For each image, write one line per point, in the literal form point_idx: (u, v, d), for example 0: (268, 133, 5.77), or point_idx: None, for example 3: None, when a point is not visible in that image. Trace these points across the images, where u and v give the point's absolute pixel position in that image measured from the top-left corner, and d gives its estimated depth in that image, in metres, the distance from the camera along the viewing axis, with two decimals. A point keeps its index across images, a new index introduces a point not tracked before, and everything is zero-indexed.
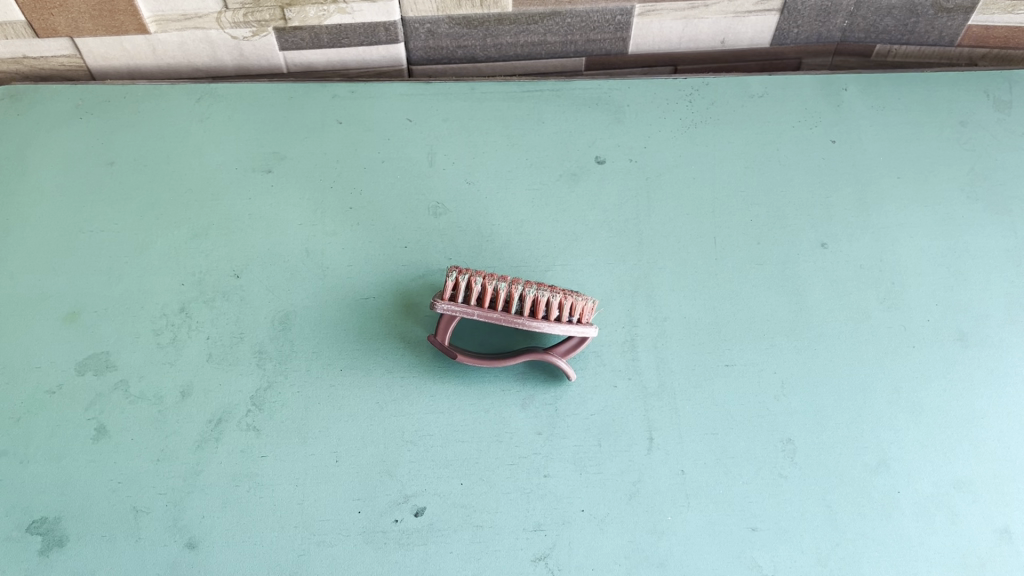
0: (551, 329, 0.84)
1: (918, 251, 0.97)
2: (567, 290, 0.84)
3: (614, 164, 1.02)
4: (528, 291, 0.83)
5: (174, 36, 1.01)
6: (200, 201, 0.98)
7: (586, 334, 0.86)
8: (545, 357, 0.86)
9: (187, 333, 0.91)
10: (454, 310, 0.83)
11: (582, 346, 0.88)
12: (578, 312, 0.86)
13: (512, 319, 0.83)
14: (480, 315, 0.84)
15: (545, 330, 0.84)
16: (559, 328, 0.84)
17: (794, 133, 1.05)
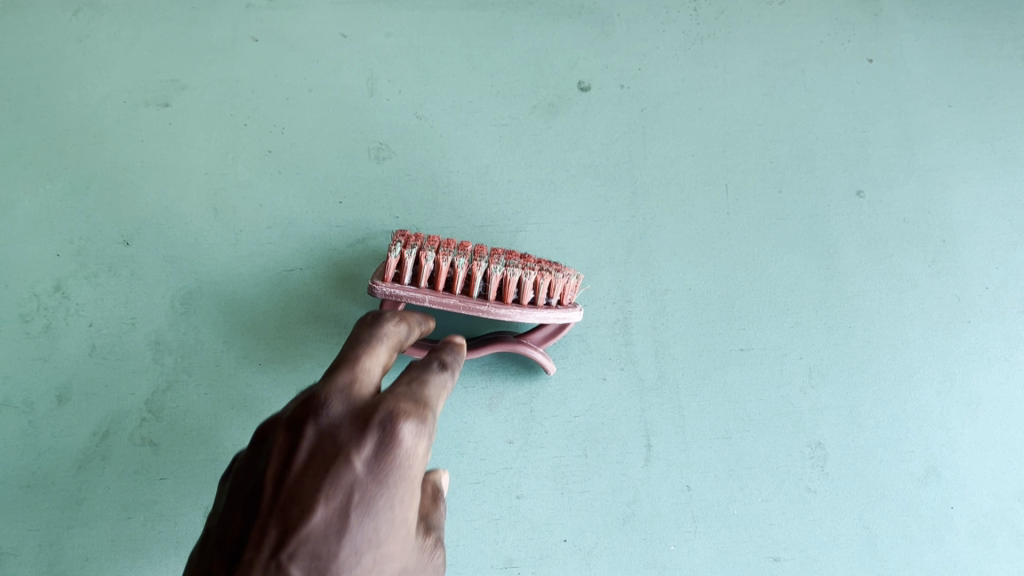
0: (527, 317, 0.64)
1: (973, 199, 0.79)
2: (544, 268, 0.64)
3: (601, 92, 0.81)
4: (494, 270, 0.64)
5: None
6: (79, 145, 0.78)
7: (566, 319, 0.67)
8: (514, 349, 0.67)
9: (64, 319, 0.72)
10: (397, 295, 0.63)
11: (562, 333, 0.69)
12: (558, 292, 0.67)
13: (474, 305, 0.63)
14: (434, 303, 0.63)
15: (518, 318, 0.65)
16: (533, 316, 0.65)
17: (823, 49, 0.84)
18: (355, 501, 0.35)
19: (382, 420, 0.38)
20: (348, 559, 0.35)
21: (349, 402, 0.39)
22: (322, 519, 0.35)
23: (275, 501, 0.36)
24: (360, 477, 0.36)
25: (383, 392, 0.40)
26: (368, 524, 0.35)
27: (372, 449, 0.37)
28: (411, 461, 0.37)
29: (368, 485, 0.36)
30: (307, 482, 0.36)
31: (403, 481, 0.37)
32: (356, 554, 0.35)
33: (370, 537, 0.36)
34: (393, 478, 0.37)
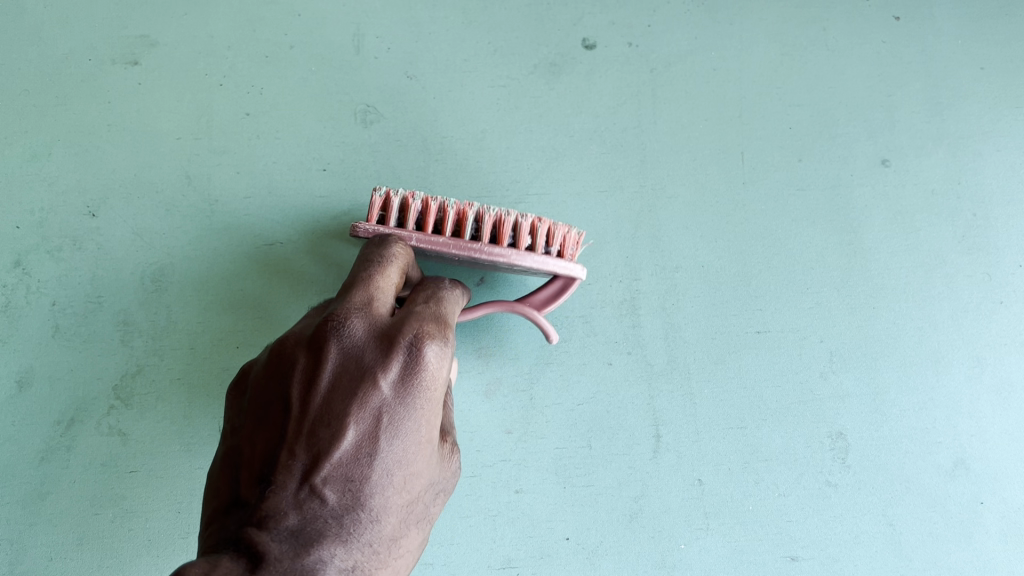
0: (522, 260, 0.56)
1: (1006, 169, 0.73)
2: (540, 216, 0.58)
3: (607, 50, 0.75)
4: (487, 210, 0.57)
5: None
6: (39, 106, 0.71)
7: (570, 272, 0.59)
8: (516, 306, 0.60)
9: (24, 297, 0.66)
10: (377, 235, 0.55)
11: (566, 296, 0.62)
12: (557, 242, 0.60)
13: (460, 244, 0.55)
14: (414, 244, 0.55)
15: (513, 263, 0.56)
16: (533, 261, 0.57)
17: (847, 4, 0.78)
18: (383, 424, 0.44)
19: (404, 347, 0.46)
20: (378, 475, 0.43)
21: (369, 325, 0.48)
22: (354, 441, 0.43)
23: (306, 422, 0.44)
24: (386, 401, 0.44)
25: (401, 317, 0.49)
26: (393, 439, 0.44)
27: (398, 373, 0.45)
28: (435, 381, 0.46)
29: (394, 407, 0.44)
30: (337, 399, 0.44)
31: (428, 396, 0.46)
32: (388, 463, 0.43)
33: (400, 454, 0.44)
34: (417, 396, 0.45)
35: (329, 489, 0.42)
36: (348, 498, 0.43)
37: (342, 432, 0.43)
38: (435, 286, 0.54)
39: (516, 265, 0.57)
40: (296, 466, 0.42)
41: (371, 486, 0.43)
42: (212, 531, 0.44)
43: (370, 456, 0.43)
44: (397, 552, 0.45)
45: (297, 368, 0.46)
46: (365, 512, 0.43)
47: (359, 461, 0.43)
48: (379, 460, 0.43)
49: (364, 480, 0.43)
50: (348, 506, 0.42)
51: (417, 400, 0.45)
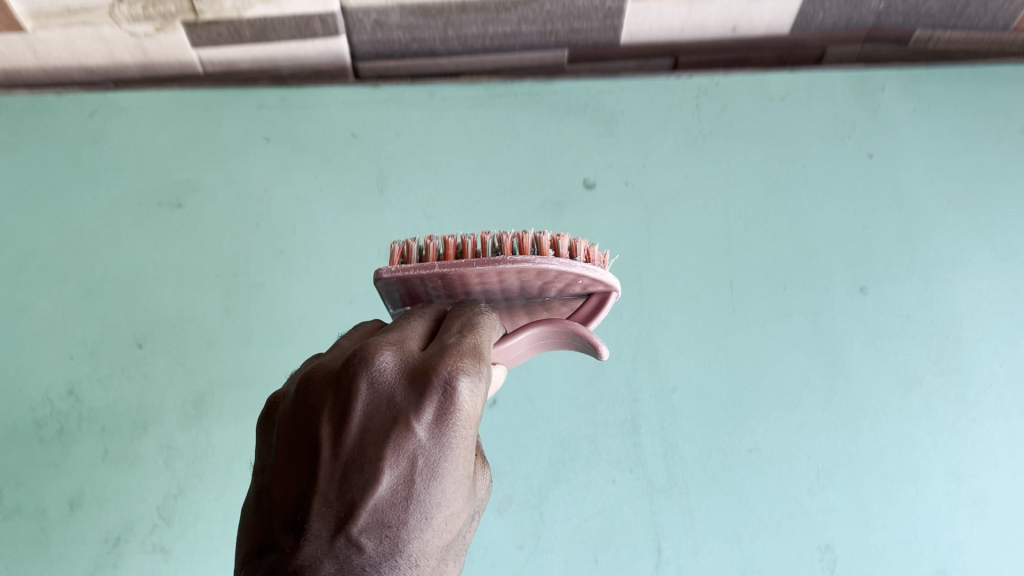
0: (549, 264, 0.44)
1: (975, 295, 0.80)
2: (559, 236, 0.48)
3: (606, 189, 0.85)
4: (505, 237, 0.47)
5: (58, 34, 0.79)
6: (93, 247, 0.80)
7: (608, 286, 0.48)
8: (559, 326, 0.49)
9: (77, 424, 0.72)
10: (402, 275, 0.45)
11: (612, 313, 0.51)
12: (582, 252, 0.49)
13: (478, 262, 0.44)
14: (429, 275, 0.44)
15: (541, 271, 0.44)
16: (569, 270, 0.45)
17: (824, 145, 0.87)
18: (420, 465, 0.38)
19: (440, 376, 0.40)
20: (414, 523, 0.37)
21: (401, 358, 0.42)
22: (390, 484, 0.37)
23: (337, 466, 0.38)
24: (422, 440, 0.39)
25: (437, 347, 0.43)
26: (430, 481, 0.38)
27: (434, 408, 0.39)
28: (470, 416, 0.40)
29: (429, 446, 0.39)
30: (370, 438, 0.39)
31: (465, 432, 0.40)
32: (424, 509, 0.38)
33: (438, 499, 0.38)
34: (456, 433, 0.39)
35: (366, 537, 0.37)
36: (386, 546, 0.37)
37: (379, 474, 0.37)
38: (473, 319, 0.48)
39: (544, 276, 0.45)
40: (330, 511, 0.37)
41: (408, 533, 0.37)
42: None
43: (406, 500, 0.37)
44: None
45: (326, 408, 0.40)
46: (403, 563, 0.37)
47: (395, 505, 0.37)
48: (414, 504, 0.37)
49: (401, 527, 0.37)
50: (385, 558, 0.36)
51: (456, 438, 0.39)
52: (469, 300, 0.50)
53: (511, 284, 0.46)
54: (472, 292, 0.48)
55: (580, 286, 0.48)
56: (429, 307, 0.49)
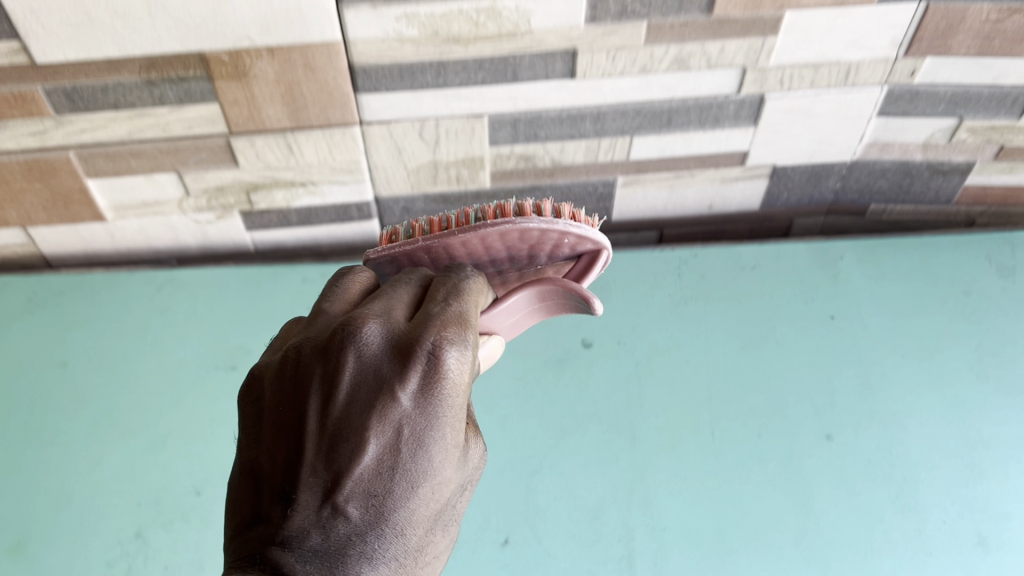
0: (530, 222, 0.63)
1: (928, 440, 0.91)
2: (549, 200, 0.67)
3: (602, 349, 0.98)
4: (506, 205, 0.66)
5: (134, 222, 1.00)
6: (160, 406, 0.99)
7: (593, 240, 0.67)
8: (555, 283, 0.66)
9: (143, 564, 0.90)
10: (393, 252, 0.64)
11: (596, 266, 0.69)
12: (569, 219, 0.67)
13: (468, 228, 0.63)
14: (430, 243, 0.64)
15: (526, 230, 0.63)
16: (551, 227, 0.64)
17: (792, 307, 1.01)
18: (404, 431, 0.53)
19: (421, 358, 0.55)
20: (401, 476, 0.53)
21: (388, 340, 0.57)
22: (377, 455, 0.52)
23: (336, 433, 0.53)
24: (406, 412, 0.54)
25: (416, 328, 0.57)
26: (411, 444, 0.53)
27: (416, 384, 0.54)
28: (450, 384, 0.55)
29: (413, 415, 0.54)
30: (356, 417, 0.53)
31: (442, 401, 0.55)
32: (408, 465, 0.53)
33: (419, 456, 0.53)
34: (432, 406, 0.54)
35: (355, 502, 0.52)
36: (379, 493, 0.52)
37: (365, 449, 0.52)
38: (452, 286, 0.61)
39: (529, 233, 0.64)
40: (334, 469, 0.52)
41: (396, 484, 0.52)
42: (250, 530, 0.53)
43: (390, 469, 0.52)
44: (418, 562, 0.54)
45: (324, 379, 0.55)
46: (394, 507, 0.52)
47: (382, 471, 0.52)
48: (398, 472, 0.53)
49: (390, 482, 0.52)
50: (379, 503, 0.52)
51: (433, 407, 0.54)
52: (455, 264, 0.65)
53: (511, 242, 0.65)
54: (476, 255, 0.67)
55: (567, 243, 0.67)
56: (413, 277, 0.63)
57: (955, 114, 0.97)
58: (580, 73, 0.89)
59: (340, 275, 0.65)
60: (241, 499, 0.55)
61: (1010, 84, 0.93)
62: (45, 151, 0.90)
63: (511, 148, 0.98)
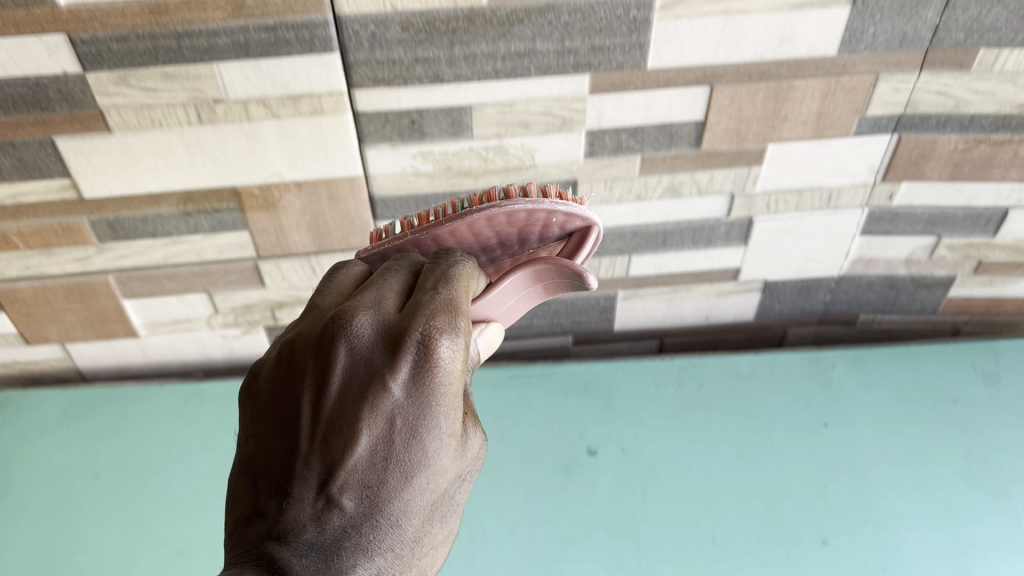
0: (516, 204, 0.66)
1: (920, 543, 0.93)
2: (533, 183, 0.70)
3: (606, 456, 1.04)
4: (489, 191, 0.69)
5: (165, 338, 1.09)
6: (186, 514, 1.04)
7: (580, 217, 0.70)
8: (550, 262, 0.70)
9: None
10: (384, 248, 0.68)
11: (586, 245, 0.73)
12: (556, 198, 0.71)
13: (455, 216, 0.66)
14: (420, 235, 0.67)
15: (513, 213, 0.66)
16: (536, 207, 0.67)
17: (787, 414, 1.06)
18: (395, 424, 0.56)
19: (409, 349, 0.57)
20: (392, 470, 0.56)
21: (378, 331, 0.59)
22: (370, 448, 0.56)
23: (328, 429, 0.56)
24: (396, 403, 0.56)
25: (404, 317, 0.59)
26: (401, 437, 0.56)
27: (406, 374, 0.57)
28: (442, 373, 0.57)
29: (403, 406, 0.56)
30: (347, 411, 0.56)
31: (433, 391, 0.57)
32: (399, 458, 0.56)
33: (410, 449, 0.56)
34: (422, 397, 0.57)
35: (349, 494, 0.55)
36: (370, 487, 0.56)
37: (357, 443, 0.56)
38: (441, 273, 0.63)
39: (516, 215, 0.67)
40: (326, 464, 0.55)
41: (387, 479, 0.56)
42: (245, 526, 0.56)
43: (382, 463, 0.56)
44: (415, 550, 0.58)
45: (315, 375, 0.58)
46: (385, 502, 0.56)
47: (375, 463, 0.56)
48: (390, 465, 0.56)
49: (381, 477, 0.56)
50: (370, 498, 0.56)
51: (422, 397, 0.57)
52: (448, 248, 0.66)
53: (500, 226, 0.68)
54: (469, 242, 0.70)
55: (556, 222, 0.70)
56: (403, 263, 0.65)
57: (933, 233, 1.04)
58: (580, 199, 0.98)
59: (336, 266, 0.67)
60: (240, 495, 0.58)
61: (982, 206, 1.00)
62: (86, 274, 0.99)
63: None
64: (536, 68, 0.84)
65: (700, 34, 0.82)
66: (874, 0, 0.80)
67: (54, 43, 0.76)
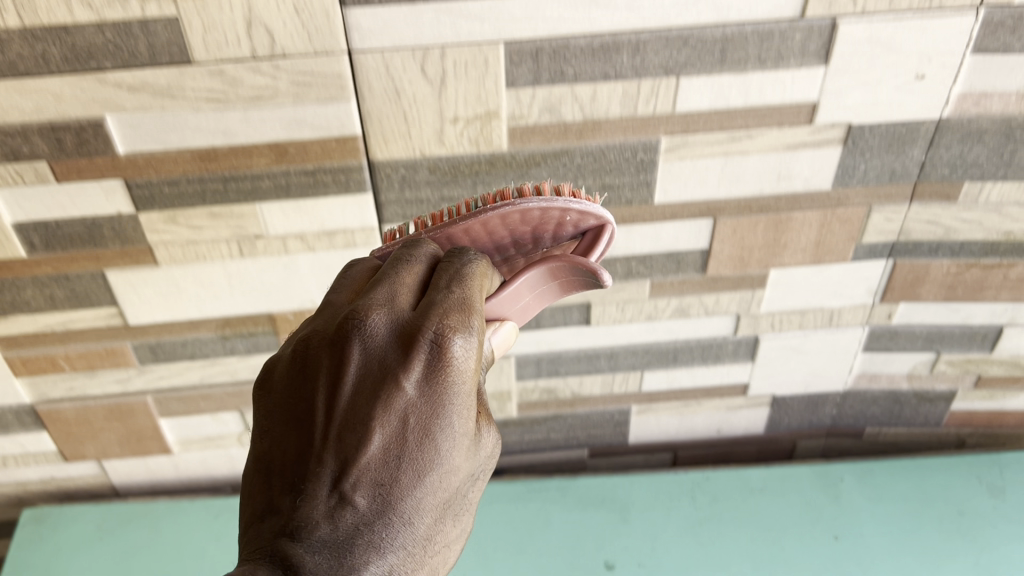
0: (530, 203, 0.65)
1: None
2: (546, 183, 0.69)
3: (623, 568, 1.06)
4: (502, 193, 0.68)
5: (196, 454, 1.14)
6: None
7: (596, 216, 0.68)
8: (561, 259, 0.68)
9: None
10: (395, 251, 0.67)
11: (603, 243, 0.70)
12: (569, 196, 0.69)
13: (469, 215, 0.65)
14: (434, 234, 0.66)
15: (526, 212, 0.65)
16: (549, 205, 0.65)
17: (799, 527, 1.09)
18: (407, 423, 0.56)
19: (422, 348, 0.56)
20: (405, 470, 0.56)
21: (392, 326, 0.58)
22: (382, 445, 0.56)
23: (340, 427, 0.56)
24: (409, 402, 0.56)
25: (417, 315, 0.58)
26: (414, 437, 0.56)
27: (419, 373, 0.56)
28: (454, 373, 0.57)
29: (416, 405, 0.56)
30: (362, 408, 0.56)
31: (447, 391, 0.57)
32: (412, 458, 0.56)
33: (424, 449, 0.56)
34: (435, 396, 0.56)
35: (361, 493, 0.56)
36: (384, 487, 0.56)
37: (371, 441, 0.56)
38: (454, 271, 0.61)
39: (530, 214, 0.66)
40: (338, 463, 0.55)
41: (400, 478, 0.56)
42: (259, 523, 0.57)
43: (394, 462, 0.56)
44: (427, 550, 0.58)
45: (327, 372, 0.57)
46: (398, 503, 0.56)
47: (388, 461, 0.56)
48: (402, 464, 0.56)
49: (394, 477, 0.56)
50: (382, 497, 0.56)
51: (436, 397, 0.56)
52: (461, 248, 0.65)
53: (512, 224, 0.67)
54: (484, 243, 0.69)
55: (570, 220, 0.68)
56: (419, 254, 0.62)
57: (932, 350, 1.08)
58: (594, 320, 1.03)
59: (349, 265, 0.66)
60: (253, 488, 0.58)
61: (977, 324, 1.05)
62: (126, 395, 1.05)
63: (535, 382, 1.10)
64: None
65: (703, 172, 0.89)
66: (862, 141, 0.88)
67: (112, 186, 0.84)
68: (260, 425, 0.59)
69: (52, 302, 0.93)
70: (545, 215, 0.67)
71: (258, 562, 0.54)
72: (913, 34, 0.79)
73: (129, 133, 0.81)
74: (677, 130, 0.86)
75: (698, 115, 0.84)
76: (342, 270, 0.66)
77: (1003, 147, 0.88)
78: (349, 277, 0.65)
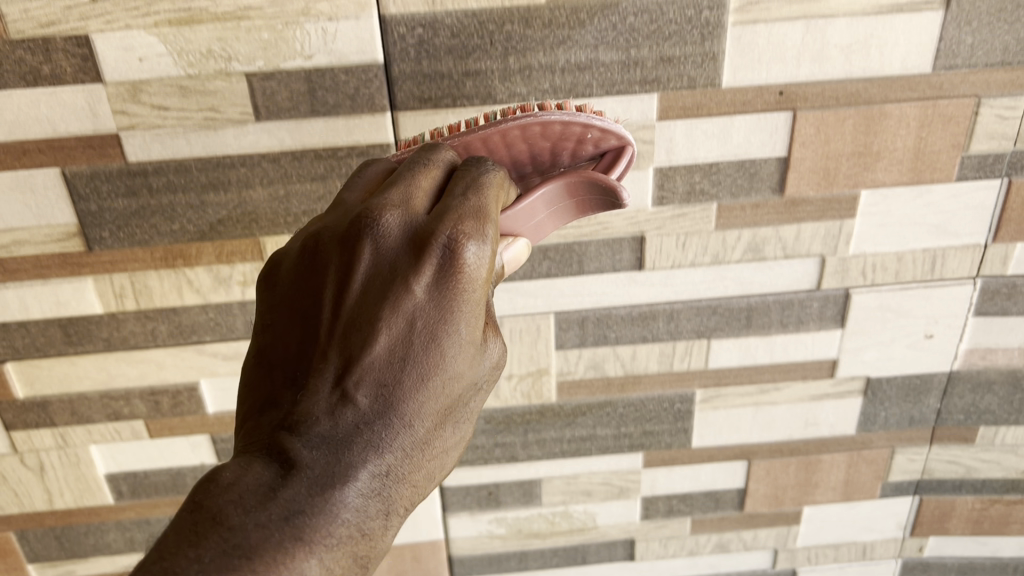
0: (551, 116, 0.59)
1: None
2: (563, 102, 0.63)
3: None
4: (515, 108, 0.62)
5: None
6: None
7: (618, 137, 0.63)
8: (585, 179, 0.62)
9: None
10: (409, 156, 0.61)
11: (624, 166, 0.65)
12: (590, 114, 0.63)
13: (488, 125, 0.59)
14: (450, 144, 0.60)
15: (547, 125, 0.59)
16: (571, 121, 0.60)
17: None
18: (414, 323, 0.51)
19: (433, 252, 0.51)
20: (410, 378, 0.52)
21: (405, 223, 0.53)
22: (388, 345, 0.51)
23: (346, 322, 0.52)
24: (418, 301, 0.51)
25: (430, 219, 0.52)
26: (423, 338, 0.51)
27: (430, 275, 0.51)
28: (467, 277, 0.52)
29: (423, 302, 0.51)
30: (370, 309, 0.52)
31: (460, 295, 0.52)
32: (418, 360, 0.51)
33: (432, 355, 0.51)
34: (446, 299, 0.52)
35: (364, 390, 0.51)
36: (387, 389, 0.52)
37: (374, 341, 0.51)
38: (471, 178, 0.55)
39: (552, 129, 0.60)
40: (341, 365, 0.52)
41: (404, 383, 0.52)
42: (256, 418, 0.54)
43: (399, 363, 0.51)
44: (427, 459, 0.54)
45: (336, 268, 0.53)
46: (400, 410, 0.52)
47: (393, 361, 0.52)
48: (406, 365, 0.51)
49: (398, 379, 0.52)
50: (383, 399, 0.52)
51: (448, 298, 0.52)
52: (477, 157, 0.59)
53: (531, 139, 0.61)
54: (502, 157, 0.63)
55: (591, 138, 0.63)
56: (438, 158, 0.56)
57: None
58: (638, 555, 1.08)
59: (365, 164, 0.60)
60: (252, 385, 0.55)
61: (1007, 555, 1.09)
62: None
63: None
64: (597, 446, 0.98)
65: (737, 420, 0.97)
66: (882, 392, 0.96)
67: (198, 441, 0.93)
68: (261, 322, 0.56)
69: (131, 543, 1.00)
70: (566, 134, 0.61)
71: (253, 458, 0.51)
72: (919, 302, 0.89)
73: (220, 396, 0.91)
74: (710, 384, 0.94)
75: (729, 371, 0.93)
76: (359, 168, 0.60)
77: (1013, 394, 0.95)
78: (365, 173, 0.59)
